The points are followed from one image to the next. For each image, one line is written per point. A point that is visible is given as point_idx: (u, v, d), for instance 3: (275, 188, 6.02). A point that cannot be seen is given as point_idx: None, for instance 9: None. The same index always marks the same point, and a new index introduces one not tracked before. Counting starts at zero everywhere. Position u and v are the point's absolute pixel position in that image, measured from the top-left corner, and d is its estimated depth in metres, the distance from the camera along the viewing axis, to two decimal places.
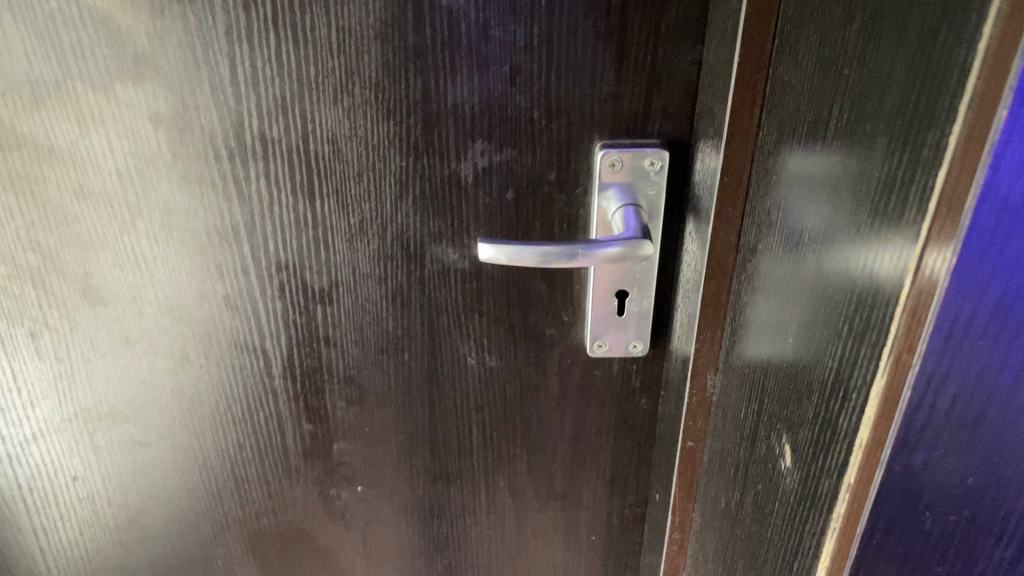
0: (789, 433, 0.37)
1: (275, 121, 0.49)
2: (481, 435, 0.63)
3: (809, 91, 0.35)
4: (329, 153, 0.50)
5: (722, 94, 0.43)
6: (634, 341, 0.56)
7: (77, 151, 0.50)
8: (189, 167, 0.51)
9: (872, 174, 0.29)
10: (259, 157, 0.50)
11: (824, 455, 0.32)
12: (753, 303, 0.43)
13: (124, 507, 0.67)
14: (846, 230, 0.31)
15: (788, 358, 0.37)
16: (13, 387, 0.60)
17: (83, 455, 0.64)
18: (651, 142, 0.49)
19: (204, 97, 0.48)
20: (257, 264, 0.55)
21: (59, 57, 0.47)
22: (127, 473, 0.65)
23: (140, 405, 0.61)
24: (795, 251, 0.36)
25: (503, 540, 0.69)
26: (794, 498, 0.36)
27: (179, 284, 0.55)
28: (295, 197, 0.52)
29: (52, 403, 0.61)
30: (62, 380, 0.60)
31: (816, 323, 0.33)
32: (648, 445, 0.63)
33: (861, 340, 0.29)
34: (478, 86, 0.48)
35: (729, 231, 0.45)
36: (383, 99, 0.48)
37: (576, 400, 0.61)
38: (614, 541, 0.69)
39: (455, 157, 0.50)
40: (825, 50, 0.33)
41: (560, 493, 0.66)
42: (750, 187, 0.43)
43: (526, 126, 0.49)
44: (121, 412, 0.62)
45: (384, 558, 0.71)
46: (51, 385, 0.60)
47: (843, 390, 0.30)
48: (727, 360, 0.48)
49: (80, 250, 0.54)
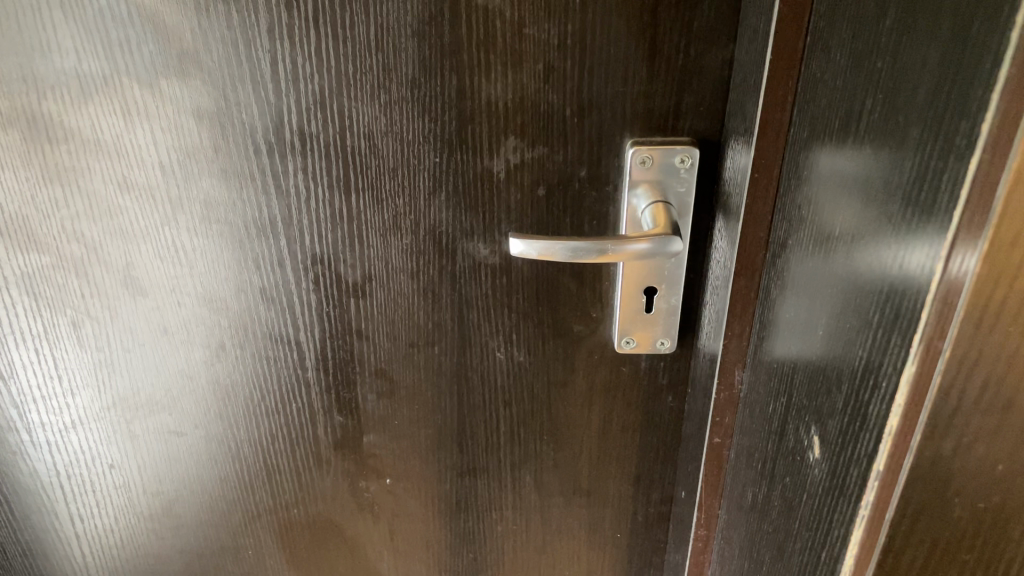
0: (818, 425, 0.37)
1: (314, 116, 0.50)
2: (509, 430, 0.63)
3: (842, 87, 0.36)
4: (365, 148, 0.51)
5: (754, 92, 0.43)
6: (662, 340, 0.57)
7: (121, 144, 0.52)
8: (229, 162, 0.52)
9: (904, 166, 0.29)
10: (297, 152, 0.52)
11: (854, 444, 0.33)
12: (783, 299, 0.44)
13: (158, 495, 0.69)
14: (878, 222, 0.31)
15: (818, 352, 0.37)
16: (55, 375, 0.62)
17: (120, 443, 0.66)
18: (681, 140, 0.50)
19: (246, 93, 0.50)
20: (293, 257, 0.56)
21: (107, 53, 0.48)
22: (163, 462, 0.67)
23: (177, 395, 0.63)
24: (826, 246, 0.37)
25: (529, 536, 0.70)
26: (823, 488, 0.36)
27: (217, 276, 0.57)
28: (331, 191, 0.53)
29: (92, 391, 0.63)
30: (102, 369, 0.61)
31: (847, 317, 0.34)
32: (675, 443, 0.63)
33: (891, 328, 0.29)
34: (512, 83, 0.49)
35: (759, 227, 0.46)
36: (419, 95, 0.50)
37: (604, 396, 0.61)
38: (640, 539, 0.70)
39: (488, 153, 0.51)
40: (857, 47, 0.34)
41: (586, 489, 0.66)
42: (781, 185, 0.44)
43: (559, 123, 0.50)
44: (159, 401, 0.63)
45: (411, 551, 0.72)
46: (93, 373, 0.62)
47: (874, 378, 0.31)
48: (756, 357, 0.48)
49: (122, 240, 0.55)
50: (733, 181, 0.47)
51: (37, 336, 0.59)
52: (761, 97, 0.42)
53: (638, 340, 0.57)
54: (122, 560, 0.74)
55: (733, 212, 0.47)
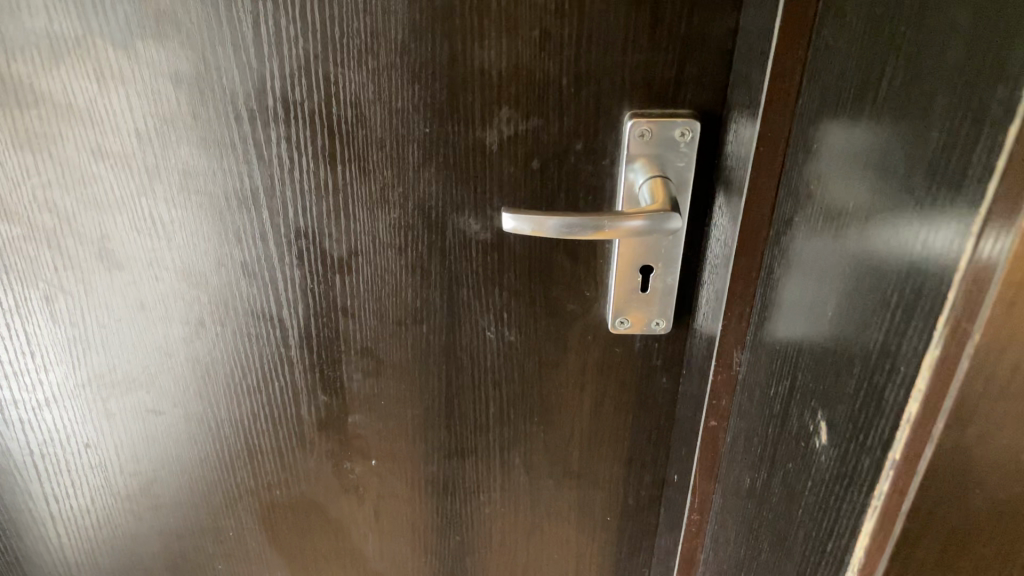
0: (825, 409, 0.35)
1: (298, 82, 0.48)
2: (498, 410, 0.62)
3: (857, 55, 0.34)
4: (352, 117, 0.49)
5: (760, 62, 0.42)
6: (657, 320, 0.55)
7: (95, 110, 0.49)
8: (210, 130, 0.50)
9: (928, 137, 0.27)
10: (281, 120, 0.49)
11: (865, 431, 0.31)
12: (788, 279, 0.42)
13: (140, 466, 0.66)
14: (897, 197, 0.29)
15: (826, 334, 0.36)
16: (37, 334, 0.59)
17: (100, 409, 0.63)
18: (682, 112, 0.49)
19: (226, 56, 0.47)
20: (276, 231, 0.54)
21: (79, 12, 0.46)
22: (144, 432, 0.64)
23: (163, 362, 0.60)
24: (835, 221, 0.35)
25: (517, 519, 0.68)
26: (828, 476, 0.35)
27: (196, 249, 0.54)
28: (316, 161, 0.51)
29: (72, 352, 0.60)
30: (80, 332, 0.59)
31: (858, 299, 0.32)
32: (668, 426, 0.62)
33: (911, 311, 0.27)
34: (506, 50, 0.47)
35: (763, 205, 0.44)
36: (409, 62, 0.47)
37: (596, 377, 0.60)
38: (630, 524, 0.68)
39: (481, 124, 0.50)
40: (874, 11, 0.32)
41: (577, 472, 0.65)
42: (786, 159, 0.42)
43: (555, 93, 0.48)
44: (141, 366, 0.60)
45: (397, 534, 0.70)
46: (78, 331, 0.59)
47: (891, 362, 0.29)
48: (757, 339, 0.47)
49: (97, 210, 0.53)
50: (745, 139, 0.44)
51: (8, 311, 0.57)
52: (768, 67, 0.40)
53: (633, 320, 0.56)
54: (99, 542, 0.72)
55: (745, 174, 0.44)
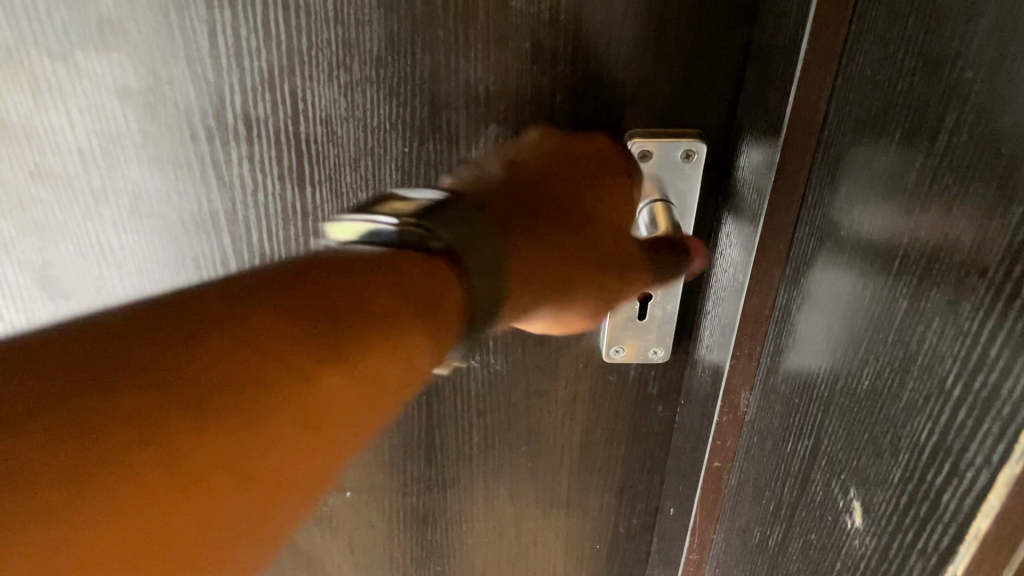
0: (860, 489, 0.32)
1: (261, 98, 0.43)
2: (482, 440, 0.58)
3: (897, 101, 0.30)
4: (323, 136, 0.45)
5: (778, 88, 0.37)
6: (654, 349, 0.52)
7: (32, 126, 0.44)
8: (162, 149, 0.45)
9: (1001, 212, 0.23)
10: (242, 138, 0.44)
11: (918, 531, 0.27)
12: (806, 325, 0.38)
13: (243, 552, 0.28)
14: (959, 271, 0.25)
15: (858, 402, 0.32)
16: (586, 142, 0.43)
17: (226, 374, 0.28)
18: (689, 132, 0.44)
19: (179, 68, 0.42)
20: (238, 257, 0.49)
21: (10, 18, 0.41)
22: (322, 391, 0.30)
23: (470, 242, 0.38)
24: (873, 274, 0.31)
25: (502, 548, 0.65)
26: (865, 565, 0.31)
27: (150, 276, 0.50)
28: (282, 183, 0.46)
29: (111, 336, 0.27)
30: (147, 315, 0.29)
31: (902, 372, 0.28)
32: (663, 454, 0.58)
33: (985, 414, 0.24)
34: (494, 63, 0.42)
35: (776, 243, 0.40)
36: (386, 76, 0.43)
37: (587, 406, 0.56)
38: (621, 551, 0.65)
39: (465, 144, 0.45)
40: (923, 50, 0.28)
41: (566, 501, 0.61)
42: (805, 199, 0.38)
43: (548, 110, 0.44)
44: (564, 225, 0.43)
45: (373, 565, 0.66)
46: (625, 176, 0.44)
47: (954, 463, 0.25)
48: (766, 382, 0.43)
49: (37, 236, 0.48)
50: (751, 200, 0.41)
51: None
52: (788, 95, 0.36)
53: (628, 348, 0.52)
54: None
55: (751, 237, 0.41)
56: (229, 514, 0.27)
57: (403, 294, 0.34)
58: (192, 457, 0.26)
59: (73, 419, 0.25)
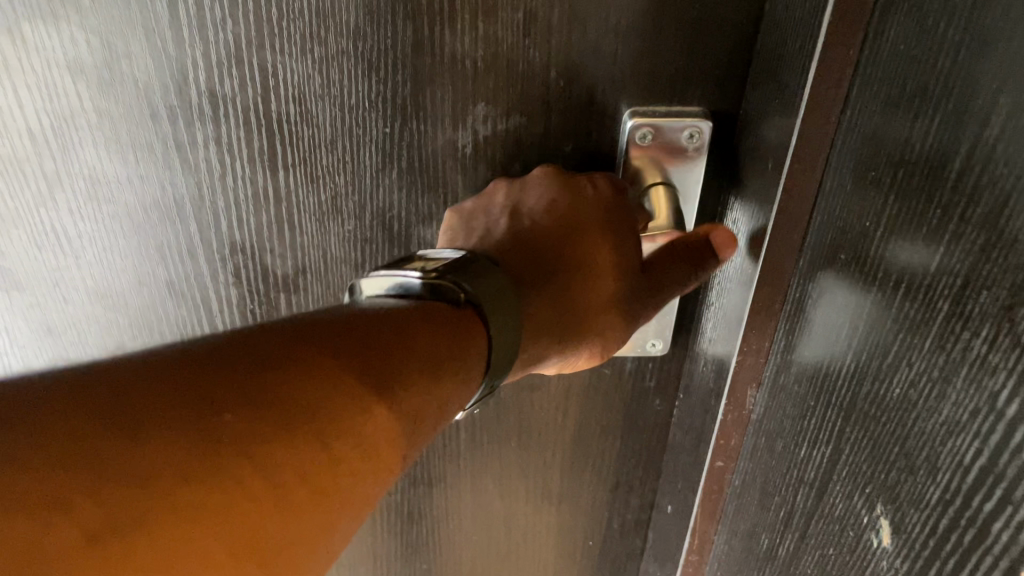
0: (888, 507, 0.29)
1: (228, 74, 0.39)
2: (470, 436, 0.55)
3: (935, 86, 0.27)
4: (297, 115, 0.41)
5: (800, 65, 0.35)
6: (653, 341, 0.49)
7: None
8: (121, 130, 0.41)
9: None
10: (209, 118, 0.41)
11: (964, 562, 0.24)
12: (823, 321, 0.35)
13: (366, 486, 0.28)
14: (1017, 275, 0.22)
15: (887, 412, 0.29)
16: (584, 190, 0.41)
17: (272, 400, 0.26)
18: (693, 111, 0.41)
19: (137, 41, 0.38)
20: (207, 246, 0.46)
21: None
22: (371, 419, 0.28)
23: (497, 294, 0.37)
24: (907, 271, 0.28)
25: (490, 546, 0.62)
26: None
27: (111, 267, 0.46)
28: (254, 166, 0.43)
29: (101, 409, 0.23)
30: (122, 378, 0.24)
31: (941, 385, 0.25)
32: (660, 450, 0.56)
33: None
34: (482, 36, 0.39)
35: (789, 234, 0.37)
36: (365, 50, 0.39)
37: (581, 401, 0.53)
38: (615, 549, 0.62)
39: (452, 124, 0.42)
40: (967, 25, 0.25)
41: (557, 498, 0.59)
42: (819, 192, 0.35)
43: (541, 87, 0.41)
44: (581, 276, 0.42)
45: (356, 565, 0.63)
46: (626, 223, 0.42)
47: (1011, 492, 0.22)
48: (775, 383, 0.40)
49: None
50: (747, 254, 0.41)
51: None
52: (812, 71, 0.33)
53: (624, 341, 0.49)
54: None
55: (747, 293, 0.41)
56: (274, 529, 0.25)
57: (435, 340, 0.33)
58: (226, 497, 0.24)
59: (102, 483, 0.22)
